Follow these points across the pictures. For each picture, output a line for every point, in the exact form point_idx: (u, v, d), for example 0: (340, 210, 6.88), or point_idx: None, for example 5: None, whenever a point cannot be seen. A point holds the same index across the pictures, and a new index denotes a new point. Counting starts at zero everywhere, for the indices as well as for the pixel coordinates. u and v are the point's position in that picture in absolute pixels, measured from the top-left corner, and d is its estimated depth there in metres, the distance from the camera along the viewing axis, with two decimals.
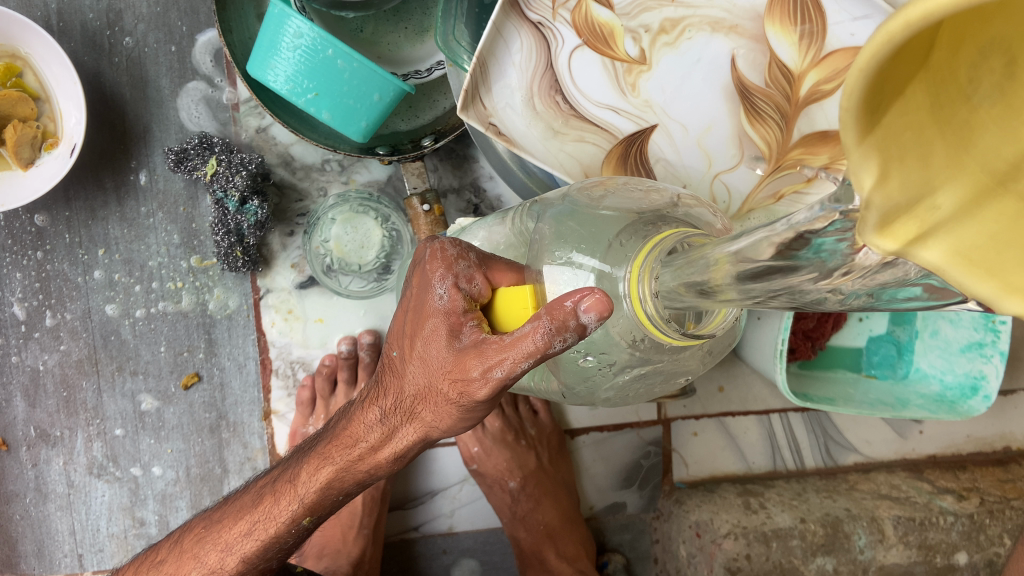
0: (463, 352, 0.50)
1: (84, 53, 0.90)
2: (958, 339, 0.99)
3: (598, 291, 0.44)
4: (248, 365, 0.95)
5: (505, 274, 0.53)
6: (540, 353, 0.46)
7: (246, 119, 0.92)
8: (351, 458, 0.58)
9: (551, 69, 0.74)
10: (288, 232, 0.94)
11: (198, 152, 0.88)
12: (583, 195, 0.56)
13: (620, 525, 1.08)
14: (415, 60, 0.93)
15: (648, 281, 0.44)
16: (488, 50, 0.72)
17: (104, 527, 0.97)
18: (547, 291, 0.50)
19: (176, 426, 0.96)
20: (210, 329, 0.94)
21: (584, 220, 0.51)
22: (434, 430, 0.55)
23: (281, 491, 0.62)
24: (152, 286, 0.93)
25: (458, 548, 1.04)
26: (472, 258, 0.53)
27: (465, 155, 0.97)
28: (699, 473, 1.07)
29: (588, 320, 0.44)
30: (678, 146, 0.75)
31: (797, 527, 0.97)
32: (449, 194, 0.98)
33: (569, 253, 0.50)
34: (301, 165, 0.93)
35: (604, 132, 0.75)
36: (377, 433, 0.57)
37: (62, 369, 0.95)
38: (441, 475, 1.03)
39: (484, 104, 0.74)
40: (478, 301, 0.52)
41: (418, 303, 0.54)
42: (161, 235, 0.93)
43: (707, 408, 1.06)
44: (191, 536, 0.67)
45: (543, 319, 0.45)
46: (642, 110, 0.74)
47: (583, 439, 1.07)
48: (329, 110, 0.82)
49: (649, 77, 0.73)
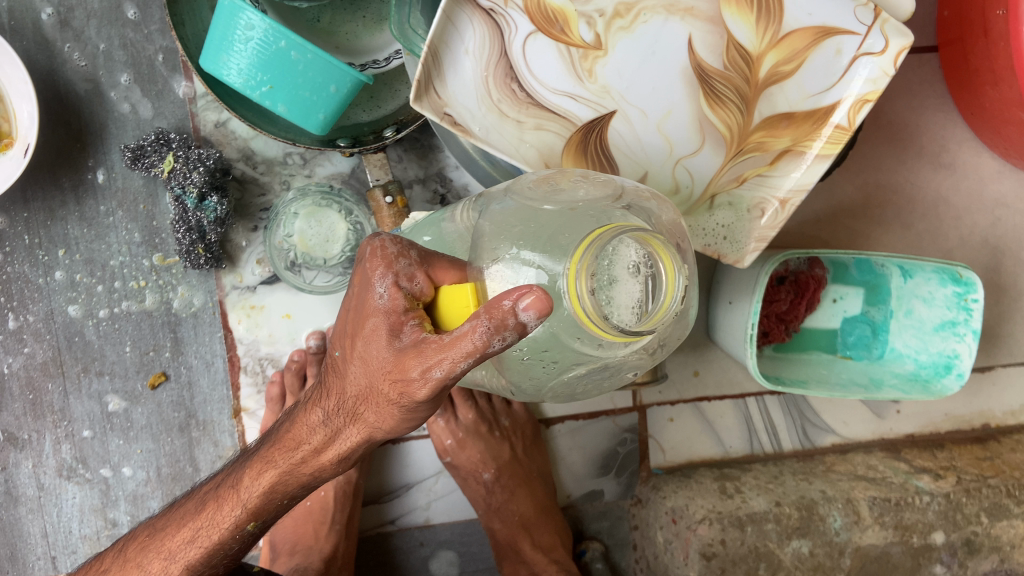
0: (403, 352, 0.49)
1: (35, 51, 0.88)
2: (931, 318, 0.98)
3: (536, 289, 0.43)
4: (215, 363, 0.95)
5: (448, 272, 0.51)
6: (479, 352, 0.45)
7: (204, 114, 0.91)
8: (293, 462, 0.58)
9: (505, 57, 0.72)
10: (251, 228, 0.93)
11: (155, 149, 0.86)
12: (529, 187, 0.55)
13: (598, 513, 1.08)
14: (373, 50, 0.91)
15: (585, 278, 0.43)
16: (440, 38, 0.70)
17: (76, 529, 0.97)
18: (489, 289, 0.49)
19: (145, 426, 0.95)
20: (176, 327, 0.93)
21: (527, 217, 0.50)
22: (377, 430, 0.54)
23: (223, 497, 0.61)
24: (114, 286, 0.92)
25: (435, 540, 1.03)
26: (413, 256, 0.52)
27: (430, 145, 0.96)
28: (676, 458, 1.06)
29: (527, 318, 0.43)
30: (638, 131, 0.74)
31: (772, 511, 0.97)
32: (414, 184, 0.96)
33: (510, 250, 0.48)
34: (262, 160, 0.92)
35: (562, 119, 0.74)
36: (320, 435, 0.56)
37: (27, 372, 0.94)
38: (415, 468, 1.02)
39: (439, 93, 0.72)
40: (420, 299, 0.51)
41: (360, 302, 0.53)
42: (122, 234, 0.91)
43: (682, 394, 1.05)
44: (135, 545, 0.66)
45: (481, 318, 0.44)
46: (600, 96, 0.73)
47: (559, 429, 1.06)
48: (285, 103, 0.80)
49: (605, 62, 0.72)
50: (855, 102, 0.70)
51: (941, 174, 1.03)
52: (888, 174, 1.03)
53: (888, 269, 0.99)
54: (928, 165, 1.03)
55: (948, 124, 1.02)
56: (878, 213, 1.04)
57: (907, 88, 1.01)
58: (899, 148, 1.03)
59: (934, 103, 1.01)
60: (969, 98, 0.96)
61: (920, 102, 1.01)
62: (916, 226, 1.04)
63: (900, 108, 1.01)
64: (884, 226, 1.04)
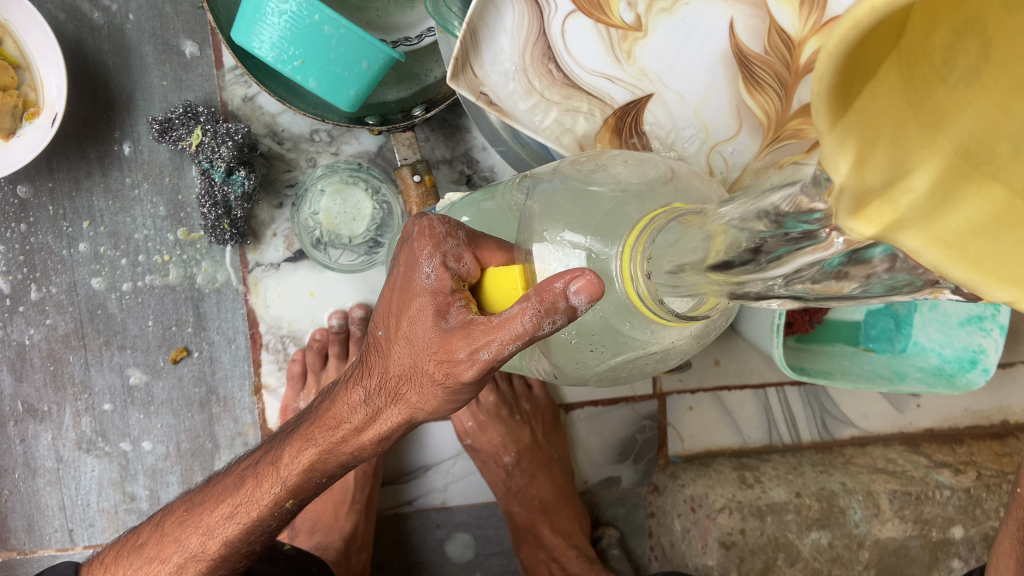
0: (449, 333, 0.49)
1: (63, 20, 0.87)
2: (957, 312, 0.98)
3: (589, 272, 0.43)
4: (237, 339, 0.94)
5: (496, 253, 0.51)
6: (528, 335, 0.45)
7: (232, 87, 0.90)
8: (334, 440, 0.57)
9: (544, 36, 0.72)
10: (276, 205, 0.92)
11: (183, 122, 0.85)
12: (574, 169, 0.54)
13: (615, 499, 1.08)
14: (404, 27, 0.90)
15: (640, 261, 0.43)
16: (479, 16, 0.69)
17: (94, 502, 0.97)
18: (538, 271, 0.49)
19: (165, 401, 0.95)
20: (199, 303, 0.93)
21: (574, 197, 0.50)
22: (420, 411, 0.54)
23: (263, 473, 0.61)
24: (138, 260, 0.92)
25: (452, 522, 1.03)
26: (461, 236, 0.51)
27: (458, 125, 0.95)
28: (694, 447, 1.06)
29: (578, 302, 0.43)
30: (675, 117, 0.74)
31: (792, 502, 0.96)
32: (441, 164, 0.96)
33: (561, 233, 0.48)
34: (289, 136, 0.91)
35: (599, 101, 0.74)
36: (361, 414, 0.56)
37: (49, 343, 0.93)
38: (434, 450, 1.02)
39: (475, 72, 0.72)
40: (466, 280, 0.51)
41: (405, 282, 0.53)
42: (147, 207, 0.91)
43: (703, 382, 1.05)
44: (173, 520, 0.66)
45: (531, 301, 0.44)
46: (638, 78, 0.73)
47: (578, 414, 1.06)
48: (316, 79, 0.80)
49: (644, 44, 0.71)
50: None
51: None
52: None
53: None
54: None
55: None
56: None
57: None
58: None
59: None
60: None
61: None
62: None
63: None
64: None
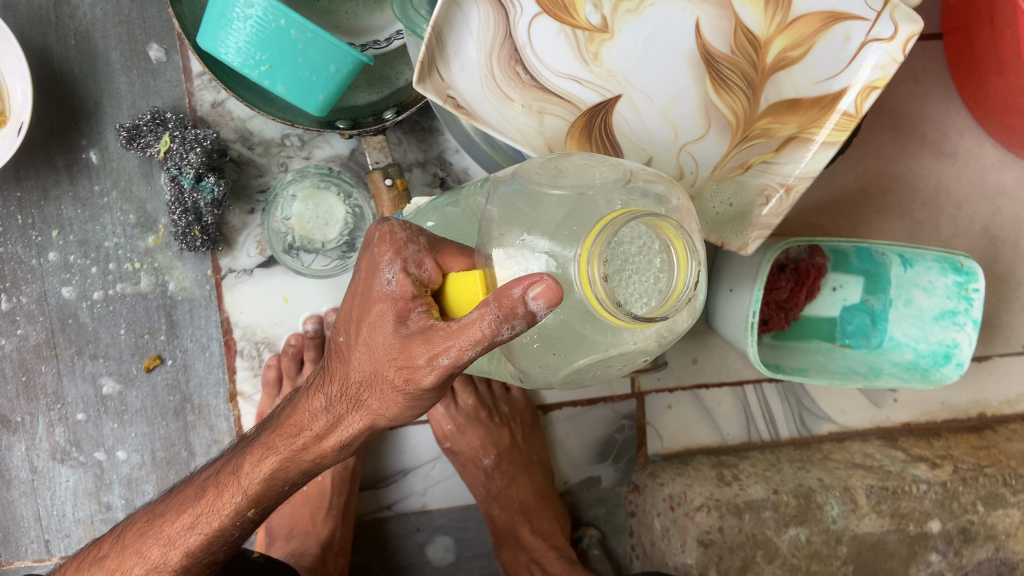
0: (409, 338, 0.49)
1: (29, 27, 0.86)
2: (931, 307, 0.98)
3: (548, 277, 0.42)
4: (211, 346, 0.93)
5: (457, 259, 0.51)
6: (488, 340, 0.45)
7: (201, 93, 0.89)
8: (295, 448, 0.57)
9: (510, 38, 0.72)
10: (248, 211, 0.92)
11: (151, 128, 0.85)
12: (535, 172, 0.54)
13: (595, 499, 1.08)
14: (373, 30, 0.89)
15: (598, 264, 0.43)
16: (444, 19, 0.69)
17: (69, 513, 0.96)
18: (497, 275, 0.48)
19: (139, 410, 0.94)
20: (171, 311, 0.92)
21: (533, 200, 0.50)
22: (381, 418, 0.53)
23: (224, 483, 0.61)
24: (109, 268, 0.91)
25: (432, 525, 1.03)
26: (422, 242, 0.51)
27: (430, 128, 0.95)
28: (674, 445, 1.06)
29: (537, 307, 0.42)
30: (644, 117, 0.74)
31: (770, 498, 0.97)
32: (414, 167, 0.95)
33: (521, 236, 0.48)
34: (260, 141, 0.91)
35: (567, 103, 0.73)
36: (322, 421, 0.55)
37: (20, 354, 0.92)
38: (413, 453, 1.02)
39: (443, 76, 0.71)
40: (428, 286, 0.51)
41: (365, 288, 0.52)
42: (117, 215, 0.90)
43: (681, 380, 1.05)
44: (133, 532, 0.65)
45: (490, 306, 0.44)
46: (606, 80, 0.73)
47: (557, 415, 1.06)
48: (284, 83, 0.79)
49: (611, 45, 0.72)
50: (863, 89, 0.69)
51: (943, 162, 1.05)
52: (891, 162, 1.04)
53: (889, 258, 0.98)
54: (930, 154, 1.04)
55: (952, 113, 1.03)
56: (879, 202, 1.05)
57: (912, 76, 1.02)
58: (902, 135, 1.04)
59: (936, 91, 1.02)
60: (974, 87, 0.97)
61: (924, 91, 1.02)
62: (916, 214, 1.06)
63: (904, 96, 1.02)
64: (885, 215, 1.05)
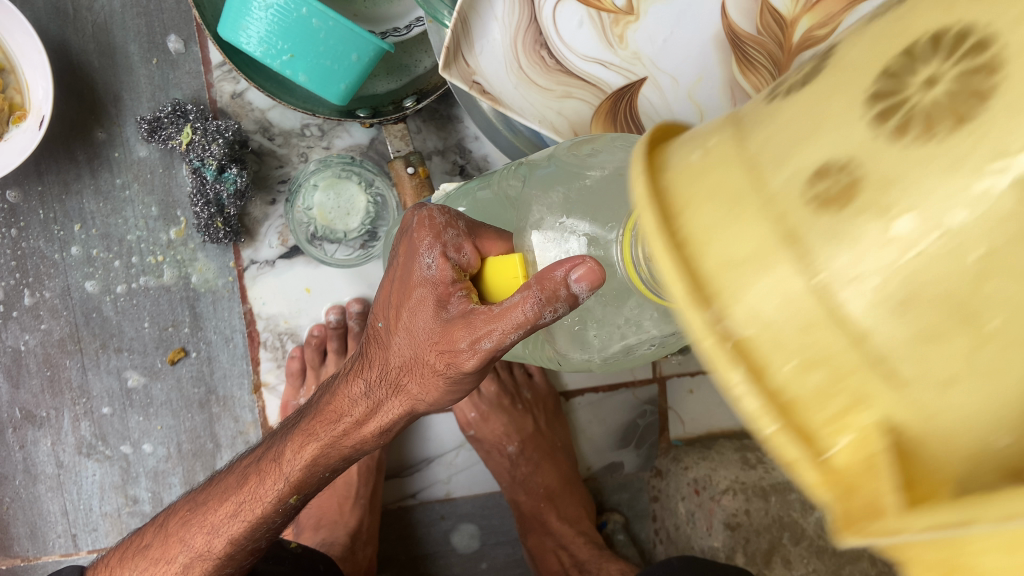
0: (450, 323, 0.49)
1: (48, 21, 0.86)
2: None
3: (590, 260, 0.42)
4: (235, 338, 0.93)
5: (496, 243, 0.51)
6: (530, 324, 0.45)
7: (221, 84, 0.89)
8: (336, 434, 0.57)
9: (535, 22, 0.71)
10: (270, 201, 0.92)
11: (172, 120, 0.85)
12: (570, 154, 0.54)
13: (618, 485, 1.08)
14: (392, 18, 0.89)
15: (643, 245, 0.43)
16: (470, 6, 0.69)
17: (96, 506, 0.96)
18: (538, 259, 0.48)
19: (164, 403, 0.94)
20: (194, 303, 0.92)
21: (571, 181, 0.50)
22: (420, 402, 0.53)
23: (266, 471, 0.61)
24: (132, 261, 0.91)
25: (456, 513, 1.03)
26: (460, 226, 0.51)
27: (450, 115, 0.95)
28: (696, 430, 1.06)
29: (579, 289, 0.43)
30: (668, 99, 0.73)
31: (797, 481, 0.97)
32: (434, 155, 0.95)
33: (559, 219, 0.48)
34: (280, 131, 0.91)
35: (592, 86, 0.74)
36: (362, 407, 0.55)
37: (44, 349, 0.93)
38: (436, 442, 1.02)
39: (468, 61, 0.72)
40: (467, 271, 0.50)
41: (404, 272, 0.52)
42: (139, 208, 0.90)
43: (702, 365, 1.05)
44: (176, 520, 0.66)
45: (532, 289, 0.44)
46: (631, 62, 0.72)
47: (579, 401, 1.06)
48: (306, 72, 0.79)
49: (636, 27, 0.71)
50: None
51: None
52: None
53: None
54: None
55: None
56: None
57: None
58: None
59: None
60: None
61: None
62: None
63: None
64: None
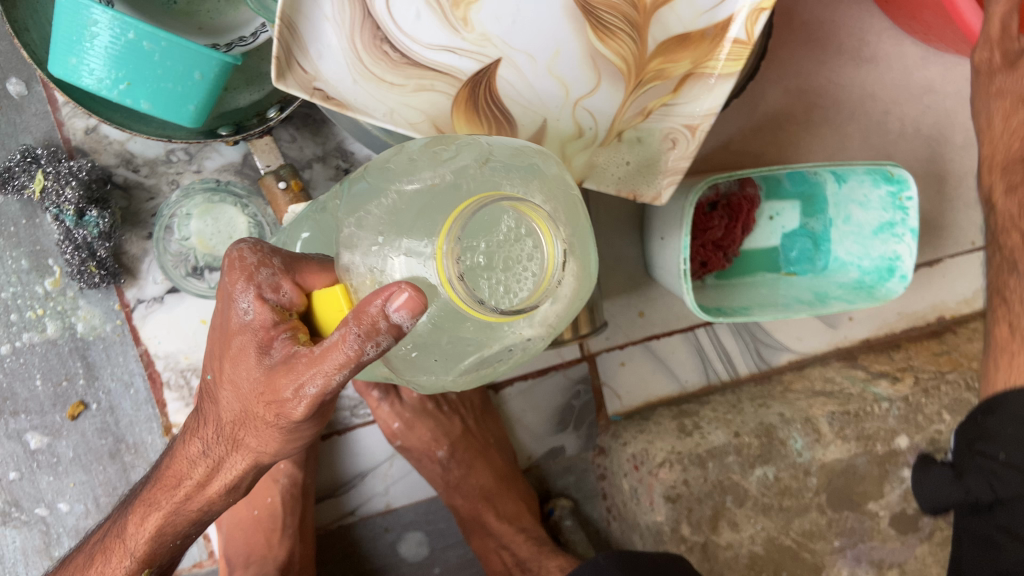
0: (274, 370, 0.46)
1: None
2: (869, 221, 0.96)
3: (406, 287, 0.39)
4: (135, 382, 0.90)
5: (318, 275, 0.46)
6: (354, 361, 0.42)
7: (72, 121, 0.84)
8: (177, 500, 0.55)
9: (370, 16, 0.66)
10: (146, 237, 0.87)
11: (23, 168, 0.80)
12: (383, 168, 0.51)
13: (562, 468, 1.06)
14: (238, 26, 0.84)
15: (452, 262, 0.40)
16: (292, 8, 0.63)
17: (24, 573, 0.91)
18: (359, 289, 0.44)
19: (73, 459, 0.90)
20: (86, 352, 0.88)
21: (383, 198, 0.47)
22: (263, 454, 0.51)
23: (110, 549, 0.59)
24: (11, 319, 0.86)
25: (400, 523, 1.00)
26: (275, 263, 0.47)
27: (323, 119, 0.90)
28: (633, 402, 1.04)
29: (401, 319, 0.39)
30: (529, 77, 0.70)
31: (732, 443, 0.95)
32: (314, 163, 0.90)
33: (376, 240, 0.44)
34: (144, 161, 0.86)
35: (446, 76, 0.69)
36: (202, 468, 0.54)
37: None
38: (367, 455, 0.99)
39: (304, 68, 0.65)
40: (290, 310, 0.47)
41: (222, 318, 0.49)
42: (8, 263, 0.85)
43: (630, 336, 1.02)
44: None
45: (349, 326, 0.41)
46: (481, 45, 0.69)
47: (509, 392, 1.02)
48: (148, 100, 0.74)
49: (479, 7, 0.68)
50: (751, 13, 0.66)
51: (863, 70, 1.01)
52: (809, 77, 1.00)
53: (822, 176, 0.96)
54: (850, 62, 1.00)
55: (865, 16, 0.99)
56: (804, 120, 1.01)
57: None
58: (817, 48, 0.99)
59: None
60: None
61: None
62: (845, 127, 1.03)
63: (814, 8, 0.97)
64: (812, 132, 1.02)
